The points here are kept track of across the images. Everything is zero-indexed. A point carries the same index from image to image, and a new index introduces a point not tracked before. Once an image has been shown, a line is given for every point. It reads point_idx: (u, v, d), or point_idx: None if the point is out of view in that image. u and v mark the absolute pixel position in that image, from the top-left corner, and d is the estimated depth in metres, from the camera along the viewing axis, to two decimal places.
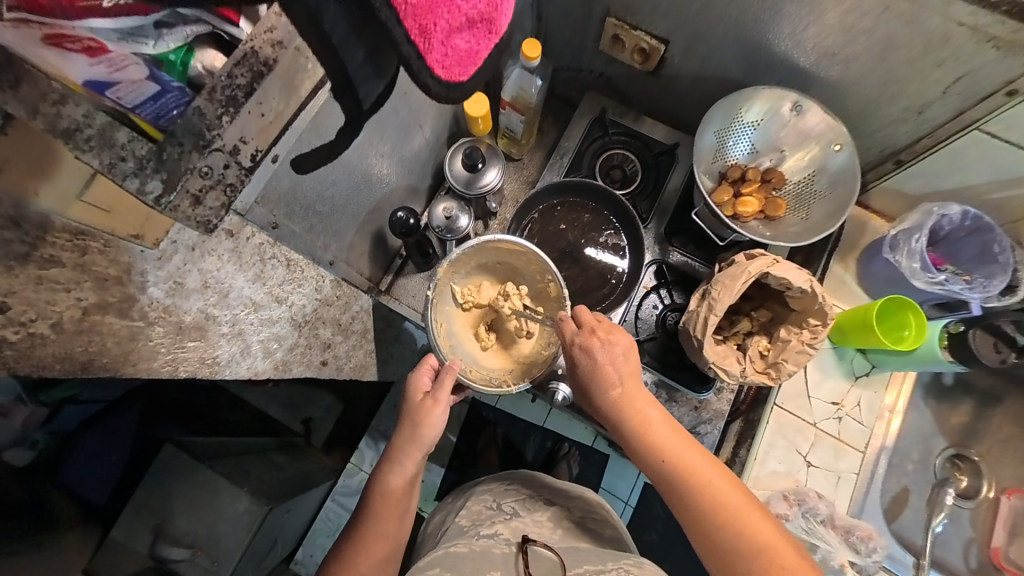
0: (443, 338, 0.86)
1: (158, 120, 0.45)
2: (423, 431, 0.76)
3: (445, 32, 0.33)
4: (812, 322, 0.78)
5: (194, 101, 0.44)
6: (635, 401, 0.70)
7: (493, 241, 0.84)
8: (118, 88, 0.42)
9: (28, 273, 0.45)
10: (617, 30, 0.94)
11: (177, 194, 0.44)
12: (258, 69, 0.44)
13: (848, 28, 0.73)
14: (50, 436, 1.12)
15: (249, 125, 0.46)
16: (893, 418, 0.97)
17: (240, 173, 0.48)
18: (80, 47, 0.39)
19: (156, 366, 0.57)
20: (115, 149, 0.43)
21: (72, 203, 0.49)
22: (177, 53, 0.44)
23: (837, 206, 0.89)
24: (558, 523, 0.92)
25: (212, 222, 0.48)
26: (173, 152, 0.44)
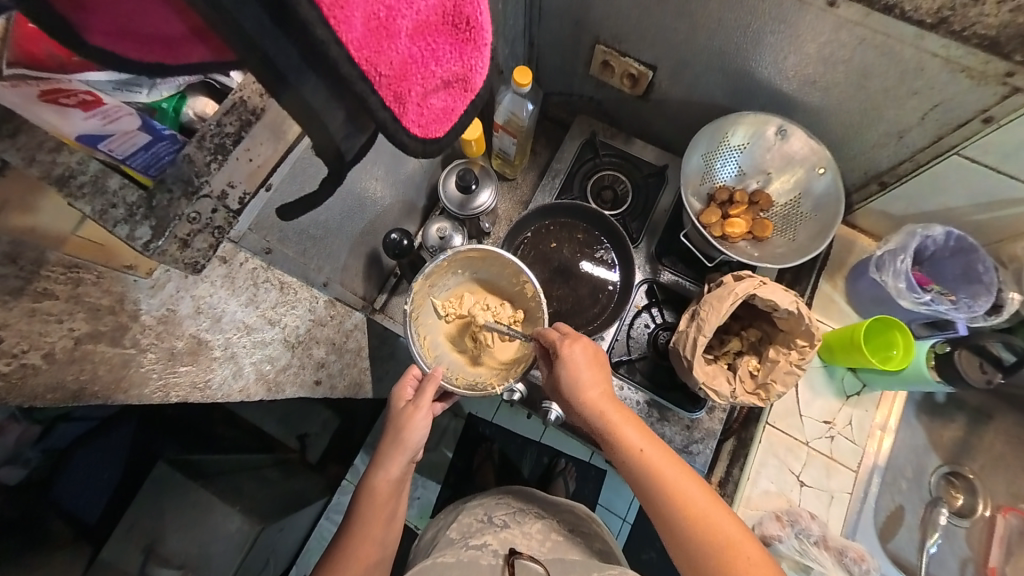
0: (428, 350, 0.86)
1: (148, 169, 0.48)
2: (407, 437, 0.77)
3: (421, 96, 0.37)
4: (799, 343, 0.79)
5: (185, 149, 0.47)
6: (608, 408, 0.71)
7: (464, 249, 0.85)
8: (111, 141, 0.44)
9: (22, 306, 0.46)
10: (606, 57, 0.96)
11: (165, 240, 0.46)
12: (247, 117, 0.49)
13: (827, 58, 0.76)
14: (43, 454, 1.12)
15: (238, 170, 0.50)
16: (884, 437, 0.97)
17: (229, 216, 0.51)
18: (76, 102, 0.42)
19: (148, 392, 0.58)
20: (106, 196, 0.45)
21: (68, 238, 0.51)
22: (170, 101, 0.49)
23: (822, 227, 0.90)
24: (547, 536, 0.92)
25: (199, 263, 0.51)
26: (162, 200, 0.47)
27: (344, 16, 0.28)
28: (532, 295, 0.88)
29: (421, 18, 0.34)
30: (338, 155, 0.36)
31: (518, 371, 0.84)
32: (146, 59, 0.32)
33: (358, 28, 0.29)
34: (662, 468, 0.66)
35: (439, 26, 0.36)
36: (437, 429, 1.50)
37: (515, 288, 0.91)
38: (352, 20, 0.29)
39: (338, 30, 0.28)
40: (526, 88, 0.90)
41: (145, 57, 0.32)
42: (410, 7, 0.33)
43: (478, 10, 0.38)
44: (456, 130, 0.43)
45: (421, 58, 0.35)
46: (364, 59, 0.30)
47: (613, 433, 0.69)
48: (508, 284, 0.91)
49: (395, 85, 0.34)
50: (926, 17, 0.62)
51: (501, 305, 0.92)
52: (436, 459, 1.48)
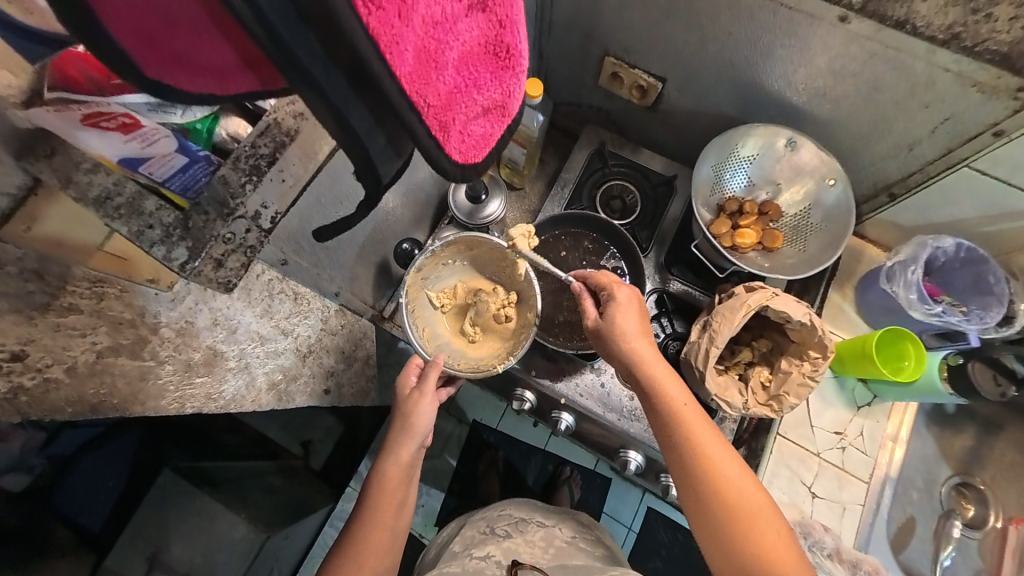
0: (428, 341, 0.85)
1: (185, 191, 0.58)
2: (414, 421, 0.77)
3: (462, 124, 0.40)
4: (812, 354, 0.79)
5: (220, 171, 0.58)
6: (649, 362, 0.70)
7: (453, 240, 0.85)
8: (150, 164, 0.53)
9: (47, 321, 0.49)
10: (615, 68, 0.97)
11: (202, 260, 0.58)
12: (280, 139, 0.60)
13: (836, 71, 0.76)
14: (47, 461, 1.11)
15: (270, 191, 0.61)
16: (896, 447, 0.97)
17: (259, 236, 0.61)
18: (117, 125, 0.50)
19: (164, 404, 0.57)
20: (143, 217, 0.57)
21: (96, 253, 0.58)
22: (203, 123, 0.57)
23: (833, 239, 0.91)
24: (550, 543, 0.92)
25: (231, 282, 0.62)
26: (199, 221, 0.58)
27: (397, 51, 0.30)
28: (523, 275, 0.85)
29: (465, 48, 0.38)
30: (371, 172, 0.36)
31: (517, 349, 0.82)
32: (197, 89, 0.34)
33: (409, 62, 0.32)
34: (695, 429, 0.66)
35: (480, 56, 0.40)
36: (441, 436, 1.49)
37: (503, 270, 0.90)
38: (405, 54, 0.31)
39: (392, 64, 0.30)
40: (537, 99, 0.91)
41: (196, 86, 0.34)
42: (456, 40, 0.36)
43: (519, 38, 0.41)
44: (490, 154, 0.45)
45: (465, 87, 0.39)
46: (415, 92, 0.33)
47: (650, 386, 0.69)
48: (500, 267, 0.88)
49: (440, 116, 0.37)
50: (937, 33, 0.63)
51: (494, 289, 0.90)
52: (441, 466, 1.47)
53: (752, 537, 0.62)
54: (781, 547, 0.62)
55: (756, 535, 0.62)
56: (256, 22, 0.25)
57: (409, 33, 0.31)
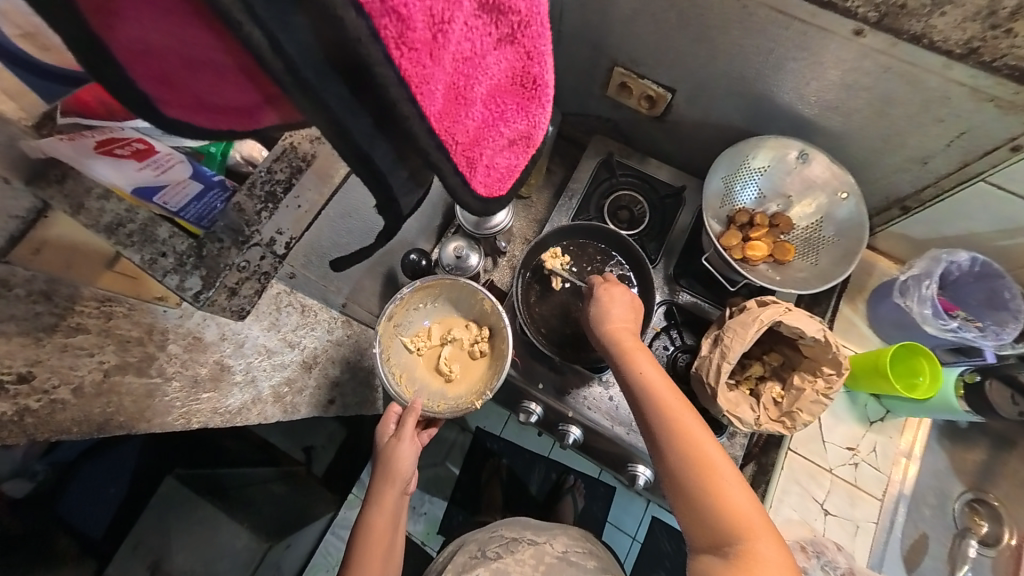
0: (406, 385, 0.85)
1: (199, 221, 0.62)
2: (396, 468, 0.79)
3: (488, 159, 0.41)
4: (826, 371, 0.77)
5: (235, 198, 0.62)
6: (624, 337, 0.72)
7: (421, 283, 0.87)
8: (164, 194, 0.56)
9: (54, 342, 0.50)
10: (624, 78, 0.97)
11: (214, 288, 0.60)
12: (295, 163, 0.65)
13: (848, 85, 0.76)
14: (49, 466, 1.05)
15: (285, 218, 0.64)
16: (909, 464, 0.95)
17: (273, 261, 0.65)
18: (128, 150, 0.53)
19: (170, 421, 0.57)
20: (156, 244, 0.58)
21: (104, 273, 0.58)
22: (216, 147, 0.63)
23: (845, 253, 0.90)
24: (540, 560, 0.90)
25: (244, 309, 0.65)
26: (213, 250, 0.61)
27: (427, 91, 0.31)
28: (491, 309, 0.88)
29: (493, 83, 0.38)
30: (390, 199, 0.36)
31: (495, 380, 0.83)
32: (217, 126, 0.35)
33: (438, 101, 0.32)
34: (668, 399, 0.65)
35: (508, 88, 0.40)
36: (445, 443, 1.48)
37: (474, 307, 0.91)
38: (434, 93, 0.32)
39: (422, 103, 0.31)
40: None
41: (217, 123, 0.34)
42: (485, 75, 0.36)
43: (546, 69, 0.40)
44: (512, 185, 0.46)
45: (492, 122, 0.40)
46: (442, 128, 0.34)
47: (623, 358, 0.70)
48: (469, 305, 0.91)
49: (466, 151, 0.38)
50: (955, 48, 0.62)
51: (467, 326, 0.90)
52: (443, 474, 1.46)
53: (721, 507, 0.59)
54: (751, 522, 0.58)
55: (724, 505, 0.59)
56: (277, 59, 0.25)
57: (439, 72, 0.31)
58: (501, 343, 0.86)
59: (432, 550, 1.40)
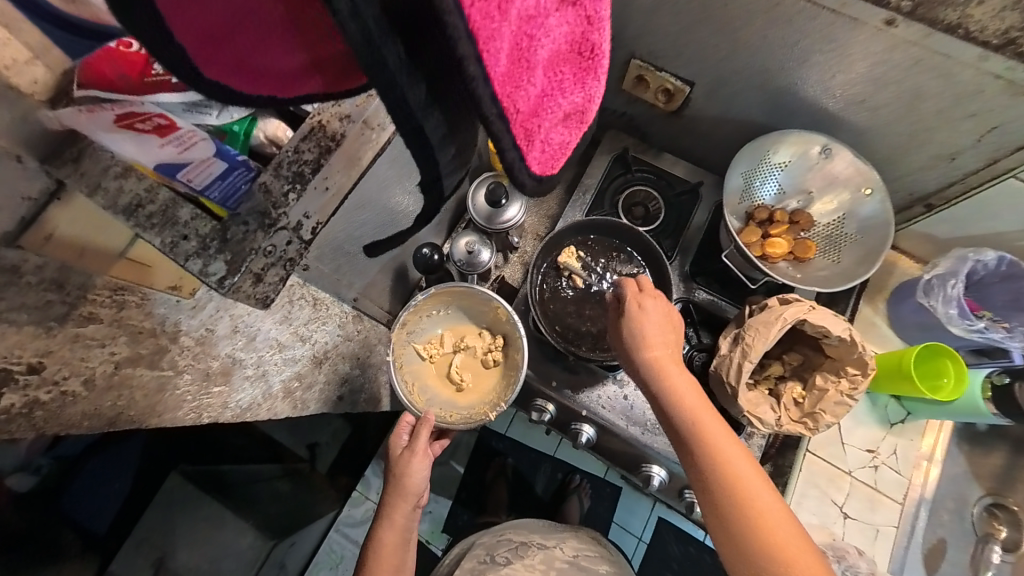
0: (417, 395, 0.86)
1: (226, 202, 0.54)
2: (407, 483, 0.76)
3: (543, 134, 0.38)
4: (850, 371, 0.75)
5: (261, 178, 0.53)
6: (667, 366, 0.65)
7: (436, 291, 0.86)
8: (188, 171, 0.51)
9: (66, 332, 0.46)
10: (641, 72, 0.94)
11: (240, 275, 0.51)
12: (326, 143, 0.54)
13: (876, 79, 0.74)
14: (55, 461, 0.90)
15: (313, 201, 0.55)
16: (930, 467, 0.94)
17: (300, 247, 0.56)
18: (151, 126, 0.48)
19: (181, 415, 0.56)
20: (177, 227, 0.52)
21: (117, 260, 0.55)
22: (241, 124, 0.54)
23: (868, 252, 0.87)
24: (550, 565, 0.89)
25: (269, 297, 0.55)
26: (237, 233, 0.52)
27: (493, 49, 0.29)
28: (505, 318, 0.88)
29: (553, 48, 0.37)
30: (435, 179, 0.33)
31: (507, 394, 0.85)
32: (258, 91, 0.34)
33: (502, 63, 0.30)
34: (714, 434, 0.59)
35: (565, 56, 0.39)
36: (450, 442, 1.45)
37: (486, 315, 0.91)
38: (500, 52, 0.29)
39: (487, 62, 0.28)
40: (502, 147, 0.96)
41: (256, 88, 0.34)
42: (547, 37, 0.35)
43: (603, 38, 0.41)
44: (566, 160, 0.43)
45: (551, 91, 0.38)
46: (505, 94, 0.31)
47: (666, 390, 0.63)
48: (480, 313, 0.91)
49: (525, 122, 0.35)
50: (991, 38, 0.59)
51: (479, 335, 0.91)
52: (448, 473, 1.43)
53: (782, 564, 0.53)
54: None
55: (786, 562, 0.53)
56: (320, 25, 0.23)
57: (505, 29, 0.29)
58: (513, 354, 0.87)
59: (437, 549, 1.39)
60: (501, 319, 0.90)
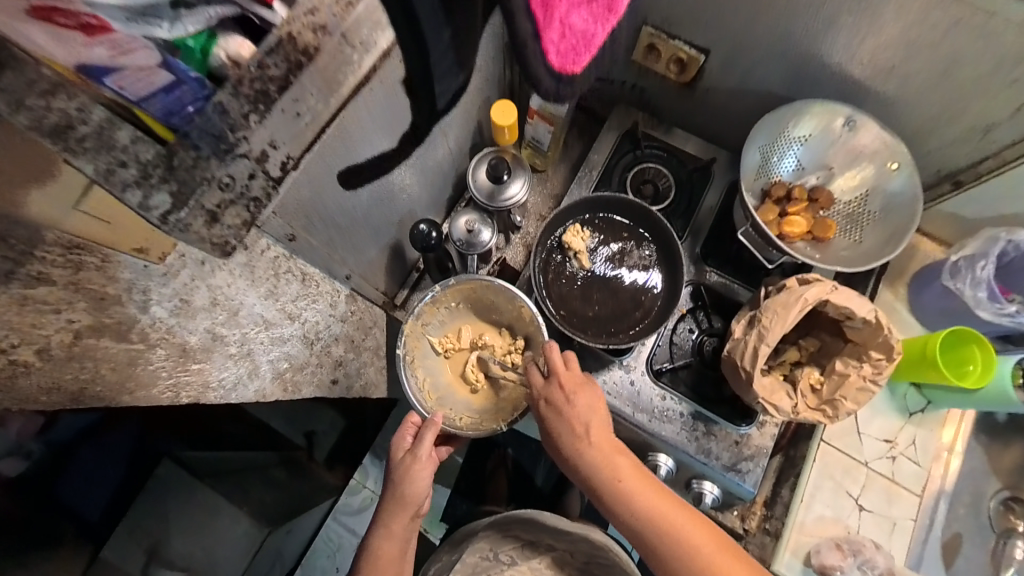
0: (428, 392, 0.84)
1: (169, 118, 0.41)
2: (408, 491, 0.73)
3: (563, 22, 0.43)
4: (873, 355, 0.71)
5: (215, 96, 0.40)
6: (607, 457, 0.65)
7: (456, 282, 0.84)
8: (121, 75, 0.38)
9: (11, 294, 0.39)
10: (652, 40, 0.88)
11: (189, 211, 0.43)
12: (296, 57, 0.42)
13: (909, 42, 0.68)
14: (48, 448, 0.84)
15: (281, 127, 0.45)
16: (951, 459, 0.91)
17: (267, 184, 0.47)
18: (79, 25, 0.36)
19: (156, 394, 0.52)
20: (114, 151, 0.40)
21: (69, 214, 0.42)
22: (196, 38, 0.41)
23: (895, 231, 0.82)
24: (554, 565, 0.95)
25: (229, 244, 0.47)
26: (185, 158, 0.41)
27: None
28: (527, 319, 0.84)
29: None
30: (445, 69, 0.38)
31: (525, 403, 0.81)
32: None
33: None
34: (664, 518, 0.61)
35: None
36: None
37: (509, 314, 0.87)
38: None
39: None
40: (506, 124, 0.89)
41: None
42: None
43: None
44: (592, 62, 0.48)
45: None
46: None
47: (610, 487, 0.63)
48: (503, 310, 0.86)
49: None
50: None
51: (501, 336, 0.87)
52: (446, 463, 1.40)
53: None
54: None
55: None
56: None
57: None
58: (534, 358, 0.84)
59: (436, 538, 1.36)
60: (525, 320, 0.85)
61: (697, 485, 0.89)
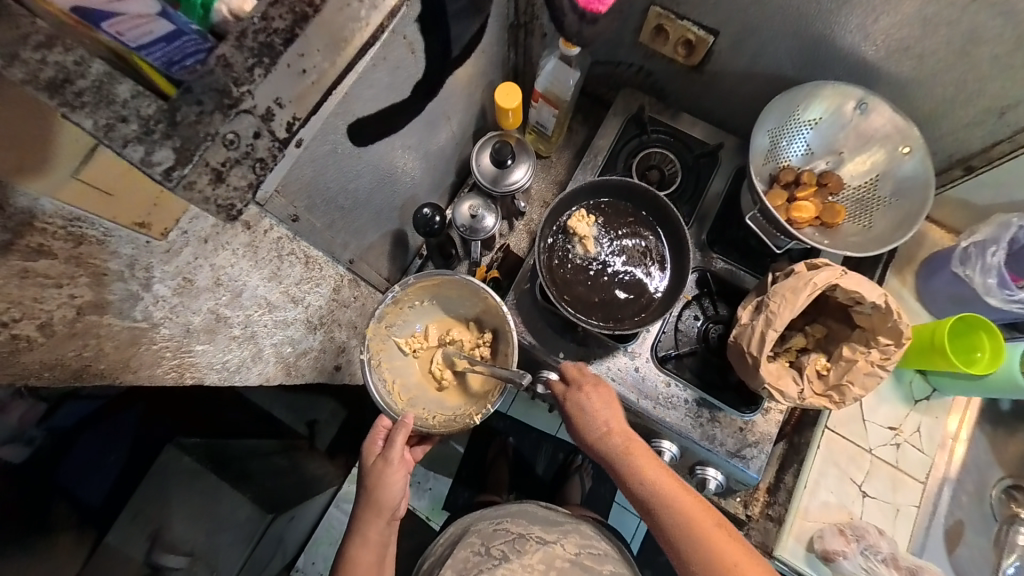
0: (398, 394, 0.80)
1: (169, 68, 0.38)
2: (383, 496, 0.73)
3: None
4: (882, 341, 0.71)
5: (217, 49, 0.38)
6: (637, 453, 0.71)
7: (417, 279, 0.80)
8: (117, 21, 0.34)
9: (11, 265, 0.38)
10: (660, 21, 0.86)
11: (194, 167, 0.39)
12: (300, 9, 0.40)
13: (926, 20, 0.67)
14: (49, 434, 0.70)
15: (285, 84, 0.42)
16: (956, 446, 0.91)
17: (272, 145, 0.44)
18: None
19: (160, 373, 0.52)
20: (114, 107, 0.36)
21: (66, 182, 0.40)
22: None
23: (906, 215, 0.81)
24: (550, 564, 0.85)
25: (236, 209, 0.44)
26: (189, 113, 0.38)
27: None
28: (495, 308, 0.82)
29: None
30: None
31: (496, 394, 0.79)
32: None
33: None
34: (686, 511, 0.67)
35: None
36: None
37: (478, 308, 0.85)
38: None
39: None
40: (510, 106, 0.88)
41: None
42: None
43: None
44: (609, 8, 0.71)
45: None
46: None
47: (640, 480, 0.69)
48: (471, 303, 0.85)
49: None
50: None
51: (468, 331, 0.86)
52: (448, 451, 1.40)
53: None
54: None
55: None
56: None
57: None
58: (503, 348, 0.82)
59: (437, 526, 1.36)
60: (492, 311, 0.84)
61: (701, 470, 0.90)
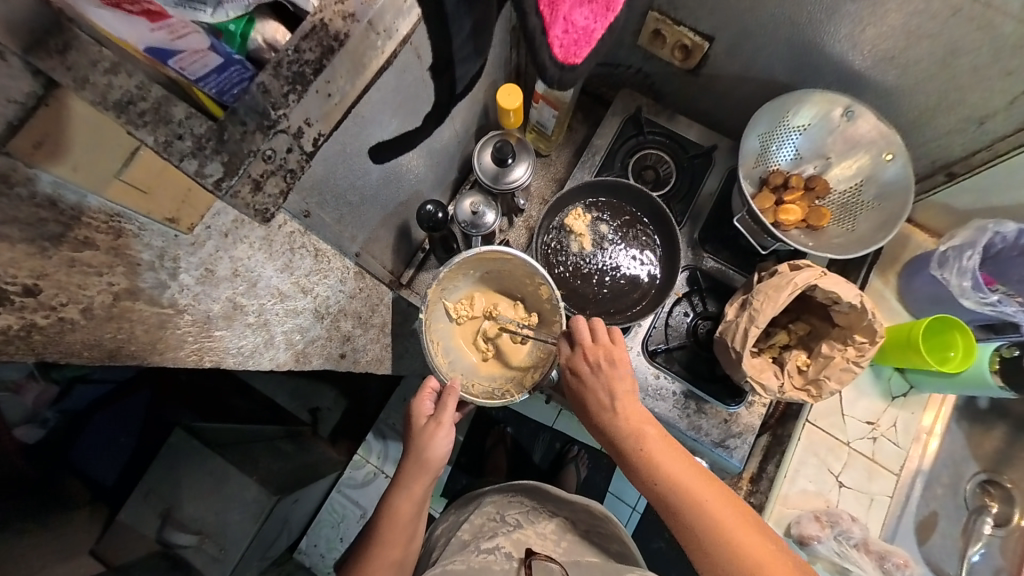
0: (441, 355, 0.86)
1: (221, 96, 0.48)
2: (429, 455, 0.77)
3: (564, 15, 0.39)
4: (857, 339, 0.75)
5: (260, 78, 0.45)
6: (631, 418, 0.68)
7: (477, 252, 0.81)
8: (180, 58, 0.43)
9: (61, 255, 0.44)
10: (658, 25, 0.88)
11: (238, 179, 0.46)
12: (328, 43, 0.47)
13: (910, 33, 0.70)
14: (61, 415, 1.06)
15: (314, 106, 0.48)
16: (930, 440, 0.96)
17: (301, 158, 0.50)
18: (140, 10, 0.40)
19: (183, 355, 0.56)
20: (172, 125, 0.43)
21: (110, 181, 0.46)
22: (237, 24, 0.46)
23: (886, 218, 0.85)
24: (562, 536, 0.87)
25: (269, 211, 0.48)
26: (235, 132, 0.45)
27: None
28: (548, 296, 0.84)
29: None
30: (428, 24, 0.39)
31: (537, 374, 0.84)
32: None
33: None
34: (671, 465, 0.65)
35: None
36: None
37: (528, 288, 0.88)
38: None
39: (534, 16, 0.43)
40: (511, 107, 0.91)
41: None
42: None
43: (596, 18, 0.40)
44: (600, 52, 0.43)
45: None
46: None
47: (627, 438, 0.67)
48: (521, 285, 0.88)
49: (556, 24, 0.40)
50: None
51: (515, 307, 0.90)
52: None
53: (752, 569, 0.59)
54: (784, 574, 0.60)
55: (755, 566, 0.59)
56: None
57: None
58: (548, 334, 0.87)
59: (436, 512, 1.40)
60: (542, 296, 0.87)
61: None
